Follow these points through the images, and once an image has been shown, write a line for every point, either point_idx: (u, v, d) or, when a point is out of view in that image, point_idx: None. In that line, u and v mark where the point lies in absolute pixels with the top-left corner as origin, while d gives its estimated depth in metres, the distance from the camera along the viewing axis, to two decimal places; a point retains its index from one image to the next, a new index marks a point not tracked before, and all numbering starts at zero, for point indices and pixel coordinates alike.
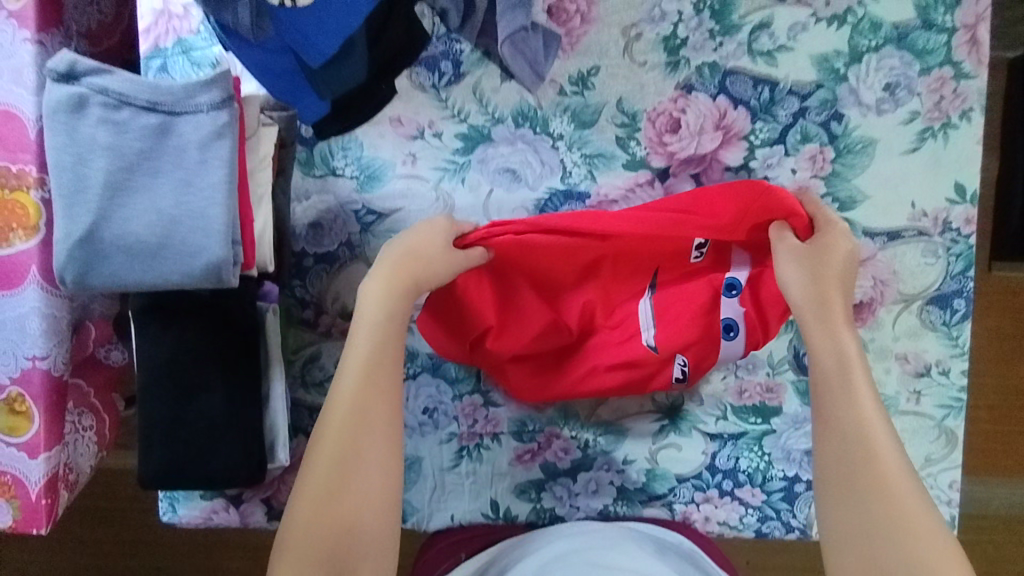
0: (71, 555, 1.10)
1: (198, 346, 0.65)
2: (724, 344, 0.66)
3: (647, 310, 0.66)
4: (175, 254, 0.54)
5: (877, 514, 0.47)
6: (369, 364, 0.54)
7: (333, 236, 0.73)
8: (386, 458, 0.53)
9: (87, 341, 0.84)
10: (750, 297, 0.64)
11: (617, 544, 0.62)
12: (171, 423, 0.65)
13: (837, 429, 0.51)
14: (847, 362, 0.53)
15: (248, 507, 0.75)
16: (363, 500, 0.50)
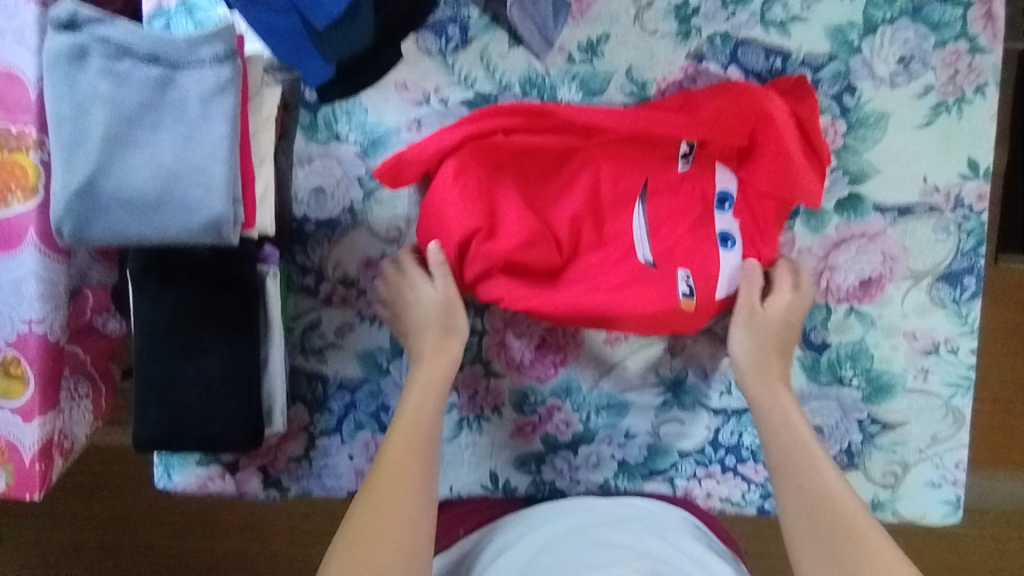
0: (67, 531, 1.10)
1: (197, 307, 0.64)
2: (723, 253, 0.66)
3: (641, 227, 0.66)
4: (175, 208, 0.53)
5: (845, 551, 0.53)
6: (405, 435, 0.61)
7: (336, 202, 0.71)
8: (415, 518, 0.57)
9: (84, 308, 0.84)
10: (744, 208, 0.66)
11: (620, 522, 0.63)
12: (168, 384, 0.64)
13: (794, 485, 0.58)
14: (794, 427, 0.62)
15: (245, 475, 0.74)
16: (398, 558, 0.54)
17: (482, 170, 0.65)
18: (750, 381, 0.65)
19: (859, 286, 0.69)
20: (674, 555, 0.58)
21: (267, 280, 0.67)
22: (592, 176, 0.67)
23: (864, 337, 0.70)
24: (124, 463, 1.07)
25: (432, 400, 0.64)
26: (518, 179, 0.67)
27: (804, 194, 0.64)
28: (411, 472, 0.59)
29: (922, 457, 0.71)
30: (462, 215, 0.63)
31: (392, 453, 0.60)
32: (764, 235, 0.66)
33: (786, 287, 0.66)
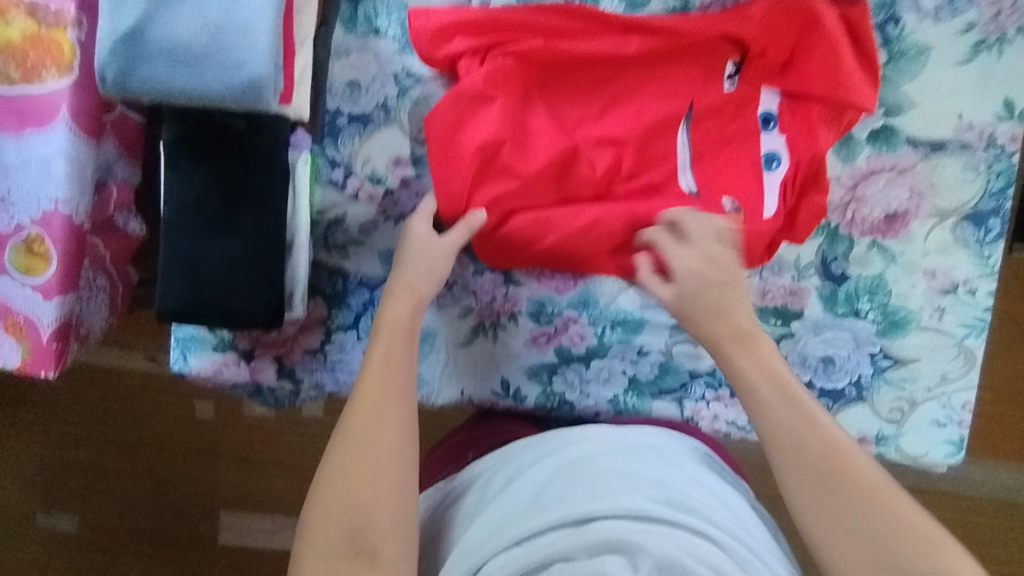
0: (75, 451, 1.23)
1: (228, 182, 0.64)
2: (771, 174, 0.68)
3: (685, 154, 0.69)
4: (219, 65, 0.54)
5: (860, 503, 0.48)
6: (377, 376, 0.59)
7: (370, 97, 0.72)
8: (396, 451, 0.55)
9: (108, 201, 0.83)
10: (788, 124, 0.68)
11: (635, 453, 0.62)
12: (192, 258, 0.64)
13: (783, 433, 0.52)
14: (777, 371, 0.56)
15: (260, 364, 0.75)
16: (379, 489, 0.53)
17: (515, 78, 0.68)
18: (726, 348, 0.58)
19: (884, 220, 0.69)
20: (681, 482, 0.58)
21: (297, 163, 0.68)
22: (636, 100, 0.69)
23: (884, 271, 0.70)
24: (131, 387, 1.21)
25: (402, 344, 0.62)
26: (558, 91, 0.69)
27: (858, 96, 0.65)
28: (382, 418, 0.57)
29: (930, 396, 0.71)
30: (481, 126, 0.67)
31: (366, 397, 0.58)
32: (814, 147, 0.67)
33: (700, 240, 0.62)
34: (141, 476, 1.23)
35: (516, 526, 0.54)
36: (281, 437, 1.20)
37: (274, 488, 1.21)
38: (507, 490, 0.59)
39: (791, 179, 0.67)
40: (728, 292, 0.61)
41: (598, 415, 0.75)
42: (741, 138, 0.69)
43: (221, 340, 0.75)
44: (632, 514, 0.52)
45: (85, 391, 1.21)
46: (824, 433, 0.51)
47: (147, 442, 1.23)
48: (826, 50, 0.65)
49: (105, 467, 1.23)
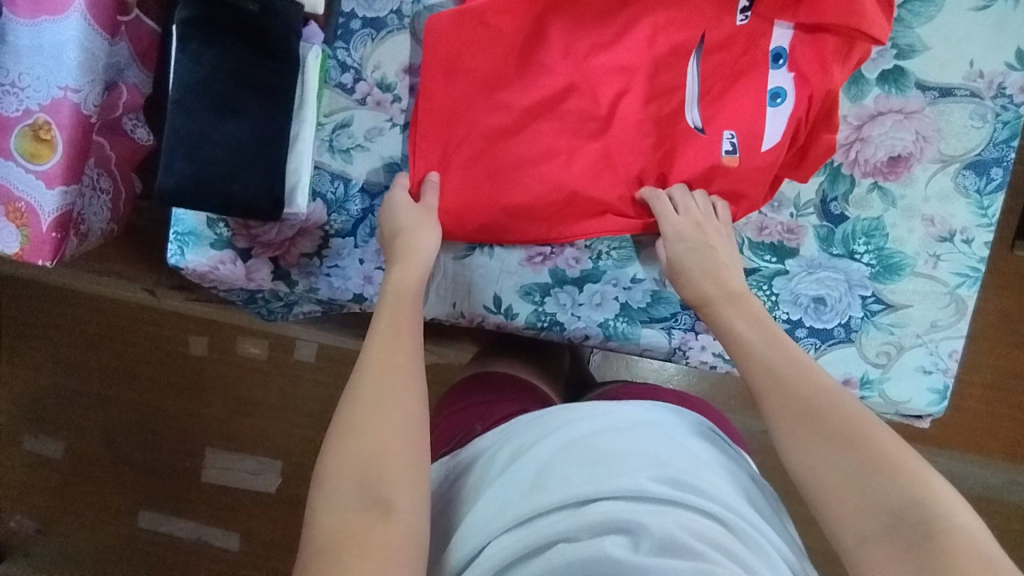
0: (65, 377, 1.25)
1: (240, 67, 0.64)
2: (773, 111, 0.67)
3: (694, 87, 0.69)
4: None
5: (846, 440, 0.46)
6: (388, 334, 0.56)
7: (385, 2, 0.72)
8: (409, 408, 0.52)
9: (118, 102, 0.84)
10: (798, 60, 0.66)
11: (640, 428, 0.58)
12: (197, 139, 0.64)
13: (773, 378, 0.52)
14: (767, 327, 0.57)
15: (256, 263, 0.75)
16: (388, 439, 0.50)
17: (523, 9, 0.69)
18: (718, 307, 0.61)
19: (887, 162, 0.70)
20: (689, 460, 0.55)
21: (309, 55, 0.68)
22: (650, 24, 0.69)
23: (882, 214, 0.70)
24: (123, 318, 1.23)
25: (410, 302, 0.60)
26: (565, 17, 0.69)
27: (873, 29, 0.63)
28: (393, 370, 0.54)
29: (918, 343, 0.72)
30: (480, 53, 0.69)
31: (381, 349, 0.55)
32: (830, 83, 0.65)
33: (697, 208, 0.68)
34: (130, 408, 1.25)
35: (518, 504, 0.52)
36: (269, 377, 1.21)
37: (260, 426, 1.22)
38: (510, 468, 0.57)
39: (803, 115, 0.66)
40: (718, 252, 0.66)
41: (586, 338, 0.75)
42: (748, 71, 0.68)
43: (218, 237, 0.74)
44: (633, 495, 0.50)
45: (80, 318, 1.24)
46: (810, 377, 0.52)
47: (133, 373, 1.24)
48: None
49: (93, 396, 1.25)
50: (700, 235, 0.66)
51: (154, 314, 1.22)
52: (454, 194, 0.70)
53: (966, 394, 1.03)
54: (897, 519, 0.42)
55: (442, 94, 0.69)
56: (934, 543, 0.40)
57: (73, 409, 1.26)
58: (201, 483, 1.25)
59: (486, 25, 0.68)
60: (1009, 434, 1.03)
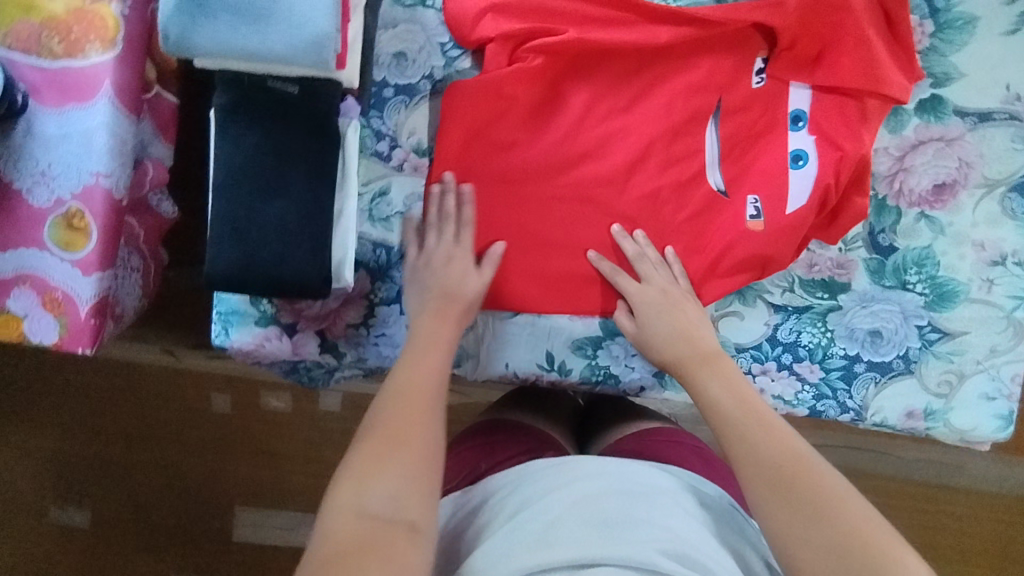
0: (80, 445, 1.22)
1: (283, 148, 0.64)
2: (796, 173, 0.68)
3: (713, 151, 0.70)
4: (280, 25, 0.54)
5: (812, 505, 0.48)
6: (417, 351, 0.61)
7: (417, 68, 0.72)
8: (432, 420, 0.55)
9: (143, 179, 0.79)
10: (817, 125, 0.68)
11: (653, 496, 0.59)
12: (244, 221, 0.64)
13: (744, 438, 0.54)
14: (741, 392, 0.59)
15: (301, 338, 0.74)
16: (416, 452, 0.52)
17: (544, 75, 0.69)
18: (692, 369, 0.63)
19: (932, 190, 0.69)
20: (698, 536, 0.55)
21: (348, 130, 0.67)
22: (683, 73, 0.69)
23: (932, 243, 0.70)
24: (145, 381, 1.21)
25: (443, 355, 0.62)
26: (592, 77, 0.70)
27: (892, 89, 0.65)
28: (423, 403, 0.56)
29: (979, 369, 0.71)
30: (502, 122, 0.70)
31: (414, 381, 0.58)
32: (861, 147, 0.66)
33: (665, 277, 0.69)
34: (152, 472, 1.23)
35: (518, 560, 0.51)
36: (297, 430, 1.22)
37: (291, 483, 1.22)
38: (516, 518, 0.56)
39: (833, 182, 0.66)
40: (683, 313, 0.67)
41: (642, 388, 0.75)
42: (768, 133, 0.69)
43: (263, 314, 0.74)
44: (639, 566, 0.50)
45: (98, 385, 1.22)
46: (791, 447, 0.52)
47: (155, 436, 1.23)
48: (862, 39, 0.64)
49: (110, 462, 1.23)
50: (665, 299, 0.67)
51: (177, 375, 1.21)
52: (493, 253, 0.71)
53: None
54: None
55: (459, 160, 0.70)
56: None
57: (90, 479, 1.23)
58: (229, 544, 1.23)
59: (507, 92, 0.68)
60: None
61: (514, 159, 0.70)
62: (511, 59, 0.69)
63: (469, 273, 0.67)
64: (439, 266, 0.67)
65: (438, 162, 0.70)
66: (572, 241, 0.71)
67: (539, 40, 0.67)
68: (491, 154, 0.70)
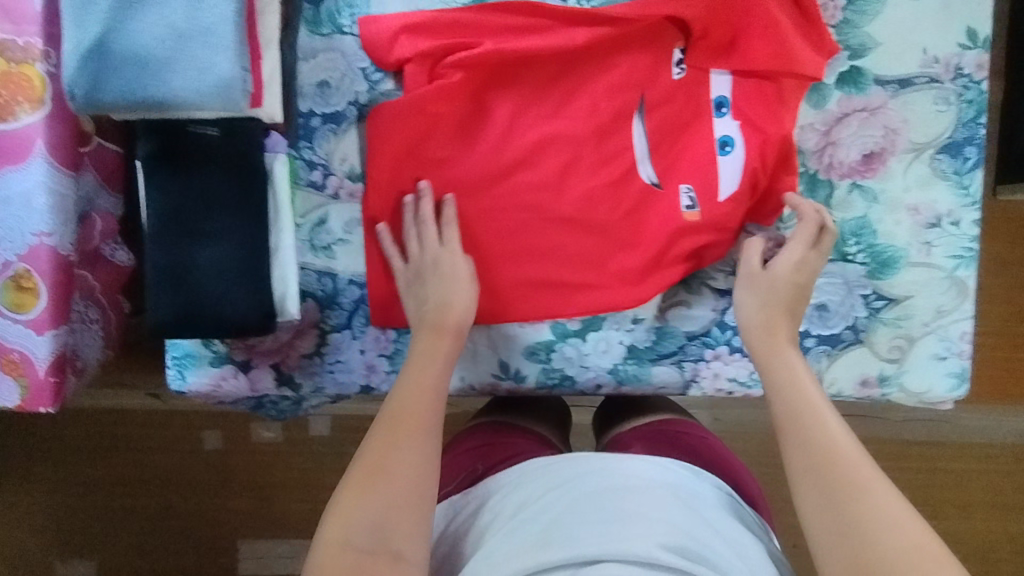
0: (76, 494, 1.22)
1: (211, 191, 0.64)
2: (723, 160, 0.68)
3: (642, 146, 0.70)
4: (184, 71, 0.54)
5: (854, 502, 0.49)
6: (417, 366, 0.63)
7: (341, 95, 0.71)
8: (423, 442, 0.58)
9: (91, 232, 0.79)
10: (740, 110, 0.68)
11: (649, 488, 0.59)
12: (181, 268, 0.64)
13: (796, 426, 0.56)
14: (794, 372, 0.60)
15: (258, 373, 0.75)
16: (404, 477, 0.55)
17: (464, 90, 0.69)
18: (755, 344, 0.64)
19: (861, 160, 0.70)
20: (697, 527, 0.55)
21: (274, 164, 0.68)
22: (604, 72, 0.69)
23: (867, 212, 0.70)
24: (133, 426, 1.21)
25: (440, 366, 0.64)
26: (514, 86, 0.70)
27: (805, 66, 0.65)
28: (415, 424, 0.58)
29: (927, 331, 0.71)
30: (432, 142, 0.69)
31: (408, 404, 0.60)
32: (782, 129, 0.67)
33: (799, 244, 0.66)
34: (150, 513, 1.23)
35: (517, 559, 0.52)
36: (289, 459, 1.20)
37: (291, 511, 1.21)
38: (519, 518, 0.57)
39: (760, 166, 0.67)
40: (800, 301, 0.65)
41: (599, 387, 0.74)
42: (694, 122, 0.69)
43: (216, 354, 0.74)
44: (640, 561, 0.50)
45: (87, 434, 1.21)
46: (831, 440, 0.54)
47: (148, 478, 1.22)
48: (771, 21, 0.65)
49: (108, 509, 1.23)
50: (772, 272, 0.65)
51: (164, 416, 1.21)
52: None
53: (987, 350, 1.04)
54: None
55: (392, 182, 0.70)
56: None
57: (89, 525, 1.23)
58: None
59: (431, 111, 0.68)
60: None
61: (447, 176, 0.70)
62: (431, 76, 0.69)
63: (460, 275, 0.68)
64: (430, 276, 0.68)
65: (370, 187, 0.70)
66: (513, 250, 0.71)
67: (454, 55, 0.67)
68: (423, 173, 0.70)
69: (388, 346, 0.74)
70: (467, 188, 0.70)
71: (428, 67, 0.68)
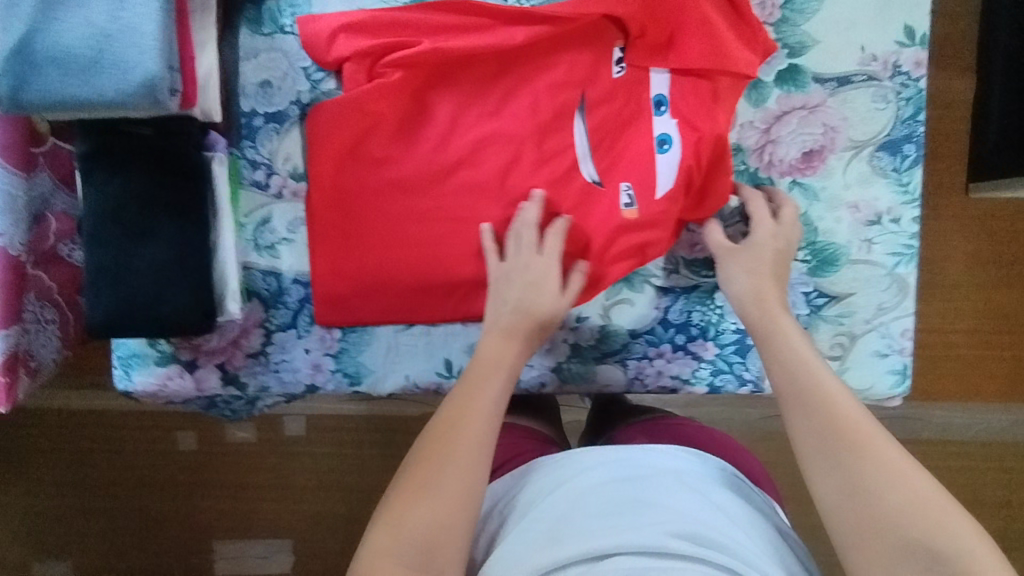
0: (47, 498, 1.16)
1: (146, 192, 0.64)
2: (661, 157, 0.67)
3: (583, 144, 0.70)
4: (108, 71, 0.54)
5: (874, 474, 0.49)
6: (472, 375, 0.63)
7: (283, 94, 0.72)
8: (480, 451, 0.57)
9: (47, 232, 0.76)
10: (680, 107, 0.67)
11: (652, 478, 0.59)
12: (117, 268, 0.64)
13: (804, 405, 0.55)
14: (794, 344, 0.60)
15: (203, 372, 0.75)
16: (454, 487, 0.54)
17: (404, 89, 0.69)
18: (749, 310, 0.63)
19: (801, 158, 0.70)
20: (712, 514, 0.55)
21: (212, 164, 0.67)
22: (544, 70, 0.69)
23: (808, 210, 0.70)
24: (104, 428, 1.14)
25: (501, 378, 0.63)
26: (454, 84, 0.70)
27: (739, 64, 0.65)
28: (471, 434, 0.58)
29: (869, 327, 0.71)
30: (373, 141, 0.70)
31: (464, 412, 0.59)
32: (717, 126, 0.65)
33: (765, 219, 0.66)
34: (127, 517, 1.17)
35: (532, 559, 0.52)
36: (262, 460, 1.14)
37: (271, 511, 1.15)
38: (525, 517, 0.58)
39: (696, 162, 0.66)
40: (778, 261, 0.65)
41: (543, 385, 0.75)
42: (635, 120, 0.69)
43: (162, 354, 0.74)
44: (647, 550, 0.50)
45: (54, 436, 1.14)
46: (842, 416, 0.53)
47: (123, 481, 1.16)
48: (705, 18, 0.64)
49: (82, 513, 1.17)
50: (754, 242, 0.65)
51: (138, 418, 1.14)
52: (379, 267, 0.71)
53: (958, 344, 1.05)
54: (918, 557, 0.45)
55: (335, 181, 0.70)
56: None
57: (62, 530, 1.17)
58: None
59: (370, 110, 0.68)
60: (1002, 374, 1.06)
61: (389, 175, 0.70)
62: (370, 76, 0.69)
63: (551, 284, 0.67)
64: (516, 278, 0.67)
65: (313, 186, 0.71)
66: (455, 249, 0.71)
67: (393, 54, 0.67)
68: (364, 172, 0.70)
69: (334, 345, 0.75)
70: (410, 187, 0.70)
71: (367, 65, 0.68)
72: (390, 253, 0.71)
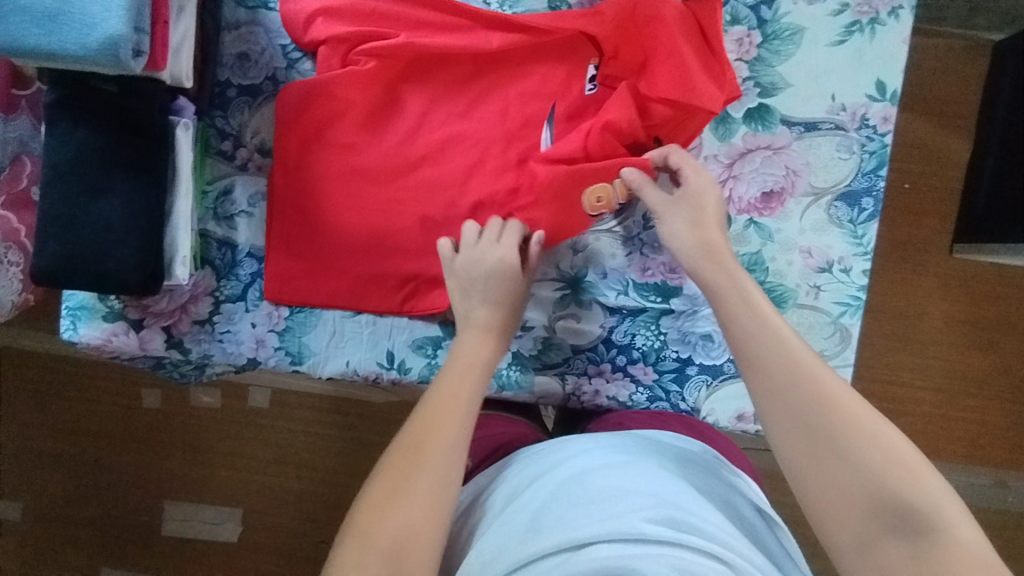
0: (7, 438, 1.14)
1: (105, 147, 0.64)
2: None
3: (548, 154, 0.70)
4: (73, 23, 0.55)
5: (840, 438, 0.46)
6: (446, 371, 0.59)
7: (259, 69, 0.73)
8: (453, 451, 0.52)
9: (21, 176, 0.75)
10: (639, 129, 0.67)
11: (627, 465, 0.54)
12: (67, 218, 0.64)
13: (760, 362, 0.52)
14: (750, 298, 0.56)
15: (148, 334, 0.74)
16: (424, 492, 0.49)
17: (377, 79, 0.70)
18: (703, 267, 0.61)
19: (760, 198, 0.70)
20: (685, 497, 0.51)
21: (177, 129, 0.68)
22: (516, 77, 0.70)
23: (761, 249, 0.70)
24: (74, 375, 1.13)
25: (476, 378, 0.58)
26: (427, 81, 0.71)
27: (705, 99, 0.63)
28: (442, 436, 0.52)
29: None
30: (341, 124, 0.71)
31: (437, 410, 0.54)
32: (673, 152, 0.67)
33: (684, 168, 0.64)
34: (81, 469, 1.14)
35: (508, 555, 0.48)
36: (222, 426, 1.13)
37: (222, 479, 1.13)
38: (505, 513, 0.53)
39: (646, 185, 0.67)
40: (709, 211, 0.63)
41: None
42: None
43: (110, 310, 0.74)
44: (627, 538, 0.45)
45: (24, 376, 1.13)
46: (800, 374, 0.49)
47: (81, 432, 1.13)
48: (674, 47, 0.63)
49: (35, 459, 1.14)
50: (695, 193, 0.63)
51: (107, 369, 1.13)
52: (331, 250, 0.72)
53: (924, 400, 1.05)
54: (885, 517, 0.43)
55: (299, 159, 0.71)
56: (937, 545, 0.41)
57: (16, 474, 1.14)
58: (159, 539, 1.14)
59: (342, 94, 0.70)
60: (964, 436, 1.05)
61: (353, 161, 0.71)
62: (344, 62, 0.70)
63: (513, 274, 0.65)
64: (485, 266, 0.65)
65: (277, 161, 0.72)
66: (407, 242, 0.71)
67: (369, 43, 0.68)
68: (329, 155, 0.71)
69: (282, 320, 0.75)
70: (372, 175, 0.71)
71: (344, 51, 0.70)
72: (342, 237, 0.71)
